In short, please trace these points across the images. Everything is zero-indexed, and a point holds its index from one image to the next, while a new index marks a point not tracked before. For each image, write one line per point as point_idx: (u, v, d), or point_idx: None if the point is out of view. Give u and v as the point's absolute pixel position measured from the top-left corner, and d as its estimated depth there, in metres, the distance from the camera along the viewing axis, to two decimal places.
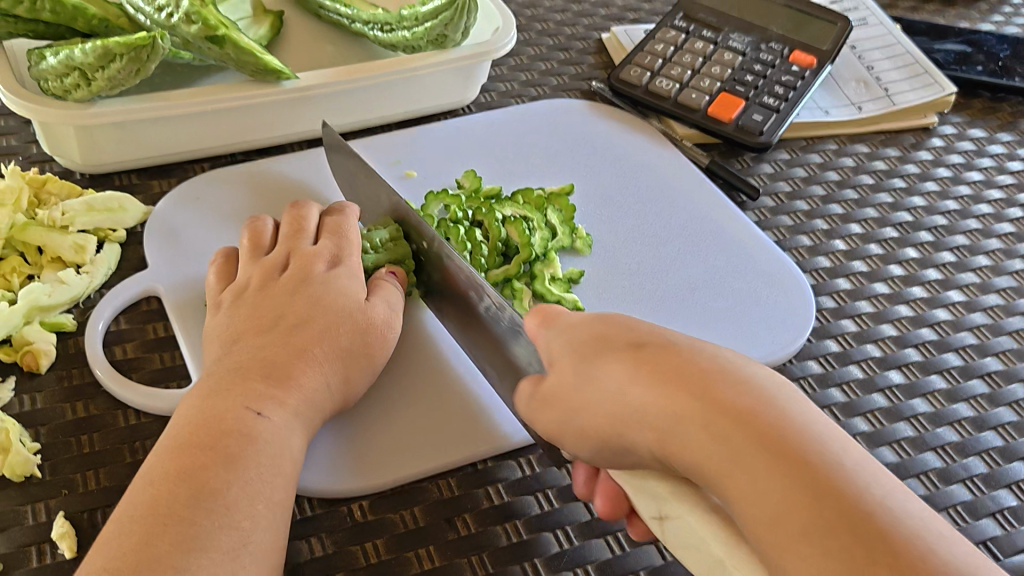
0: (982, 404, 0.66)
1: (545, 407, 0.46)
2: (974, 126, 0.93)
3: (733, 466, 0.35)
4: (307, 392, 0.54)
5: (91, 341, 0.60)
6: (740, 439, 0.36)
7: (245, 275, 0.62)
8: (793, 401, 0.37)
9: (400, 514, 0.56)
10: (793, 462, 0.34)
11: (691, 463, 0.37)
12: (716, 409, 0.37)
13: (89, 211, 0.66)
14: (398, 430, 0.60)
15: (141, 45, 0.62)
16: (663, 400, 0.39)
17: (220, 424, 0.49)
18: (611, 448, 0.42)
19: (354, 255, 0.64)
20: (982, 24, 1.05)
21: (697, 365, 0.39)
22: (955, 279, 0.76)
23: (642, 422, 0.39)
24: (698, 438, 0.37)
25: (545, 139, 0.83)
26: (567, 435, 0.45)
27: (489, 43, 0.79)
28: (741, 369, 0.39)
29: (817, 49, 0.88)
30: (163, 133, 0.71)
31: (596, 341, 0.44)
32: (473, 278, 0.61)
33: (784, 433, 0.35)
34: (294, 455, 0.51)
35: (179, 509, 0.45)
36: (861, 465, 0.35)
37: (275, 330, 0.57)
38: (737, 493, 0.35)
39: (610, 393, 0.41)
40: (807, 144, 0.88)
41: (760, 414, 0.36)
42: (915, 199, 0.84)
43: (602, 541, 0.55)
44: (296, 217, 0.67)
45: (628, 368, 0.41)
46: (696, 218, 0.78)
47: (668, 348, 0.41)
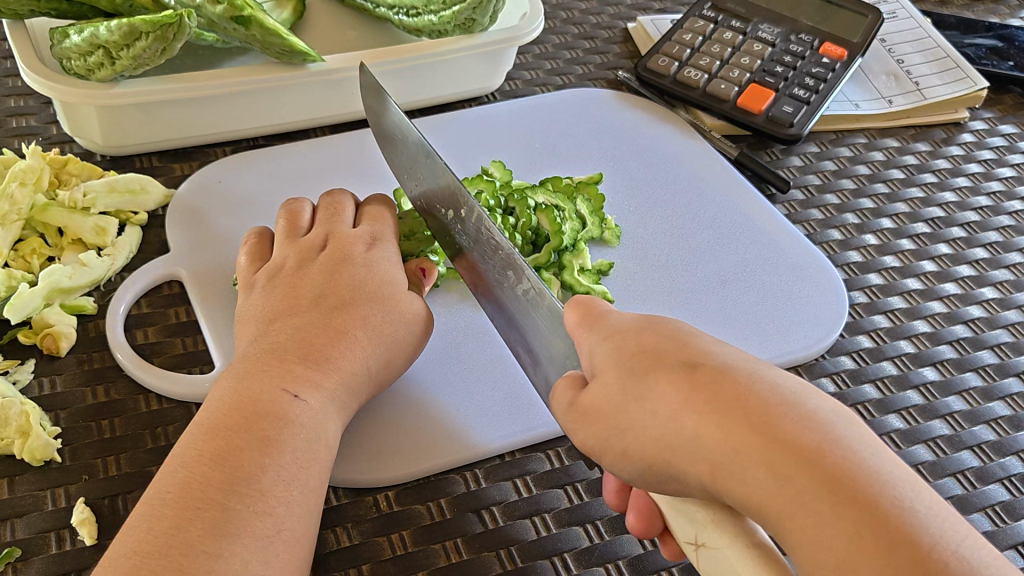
0: (1018, 403, 0.65)
1: (581, 421, 0.43)
2: (1005, 122, 0.92)
3: (798, 511, 0.34)
4: (344, 375, 0.53)
5: (113, 325, 0.59)
6: (806, 482, 0.34)
7: (281, 256, 0.61)
8: (855, 438, 0.36)
9: (426, 505, 0.54)
10: (862, 511, 0.33)
11: (752, 502, 0.36)
12: (782, 447, 0.35)
13: (110, 192, 0.64)
14: (427, 422, 0.59)
15: (167, 23, 0.60)
16: (724, 432, 0.36)
17: (256, 405, 0.49)
18: (655, 474, 0.40)
19: (391, 243, 0.63)
20: (1013, 19, 1.03)
21: (757, 395, 0.37)
22: (988, 276, 0.75)
23: (695, 455, 0.37)
24: (758, 477, 0.35)
25: (572, 128, 0.82)
26: (606, 453, 0.42)
27: (516, 29, 0.78)
28: (800, 402, 0.37)
29: (847, 42, 0.87)
30: (186, 115, 0.70)
31: (645, 356, 0.41)
32: (514, 261, 0.58)
33: (851, 477, 0.34)
34: (328, 440, 0.51)
35: (215, 493, 0.44)
36: (929, 514, 0.33)
37: (316, 309, 0.56)
38: (802, 541, 0.34)
39: (659, 419, 0.39)
40: (836, 137, 0.86)
41: (826, 456, 0.35)
42: (947, 195, 0.82)
43: (634, 537, 0.54)
44: (334, 204, 0.65)
45: (683, 391, 0.38)
46: (724, 210, 0.76)
47: (725, 371, 0.38)
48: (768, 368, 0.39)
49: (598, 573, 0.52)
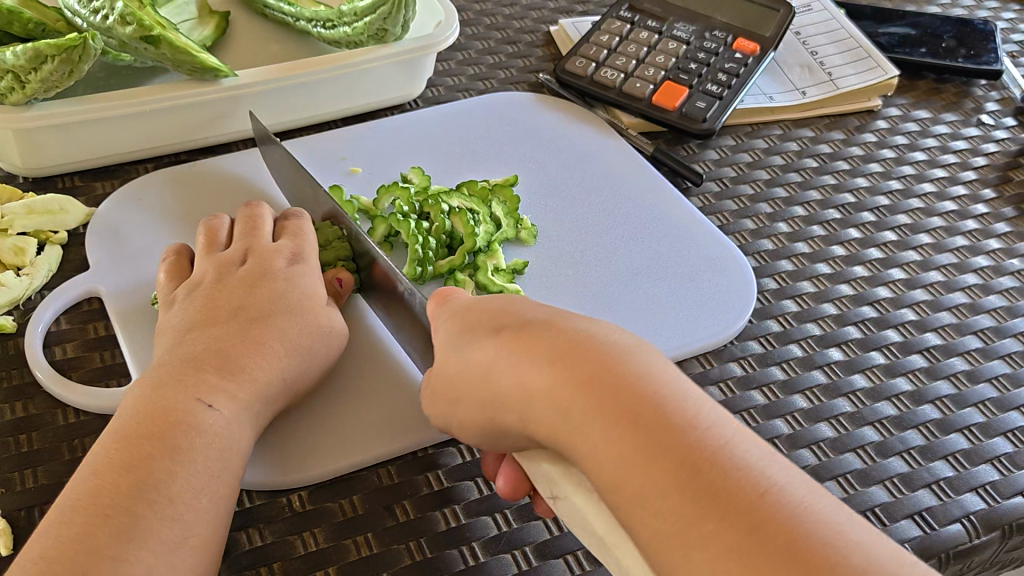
0: (920, 378, 0.67)
1: (438, 393, 0.51)
2: (919, 108, 0.94)
3: (584, 433, 0.41)
4: (260, 385, 0.55)
5: (31, 343, 0.60)
6: (599, 407, 0.41)
7: (200, 271, 0.63)
8: (639, 365, 0.43)
9: (339, 503, 0.56)
10: (632, 425, 0.40)
11: (551, 432, 0.43)
12: (572, 380, 0.42)
13: (28, 214, 0.66)
14: (348, 420, 0.60)
15: (72, 46, 0.62)
16: (530, 375, 0.44)
17: (169, 414, 0.50)
18: (491, 423, 0.47)
19: (312, 256, 0.65)
20: (929, 7, 1.06)
21: (559, 340, 0.44)
22: (896, 258, 0.77)
23: (513, 399, 0.45)
24: (562, 409, 0.42)
25: (491, 132, 0.84)
26: (460, 417, 0.50)
27: (430, 37, 0.80)
28: (596, 339, 0.44)
29: (759, 36, 0.89)
30: (105, 135, 0.71)
31: (481, 325, 0.49)
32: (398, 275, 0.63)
33: (627, 396, 0.41)
34: (241, 447, 0.52)
35: (123, 499, 0.46)
36: (694, 421, 0.40)
37: (233, 321, 0.58)
38: (591, 457, 0.41)
39: (490, 372, 0.46)
40: (753, 130, 0.89)
41: (607, 380, 0.42)
42: (859, 181, 0.85)
43: (540, 524, 0.56)
44: (253, 216, 0.67)
45: (503, 347, 0.46)
46: (640, 205, 0.78)
47: (538, 325, 0.46)
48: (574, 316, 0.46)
49: (504, 560, 0.54)
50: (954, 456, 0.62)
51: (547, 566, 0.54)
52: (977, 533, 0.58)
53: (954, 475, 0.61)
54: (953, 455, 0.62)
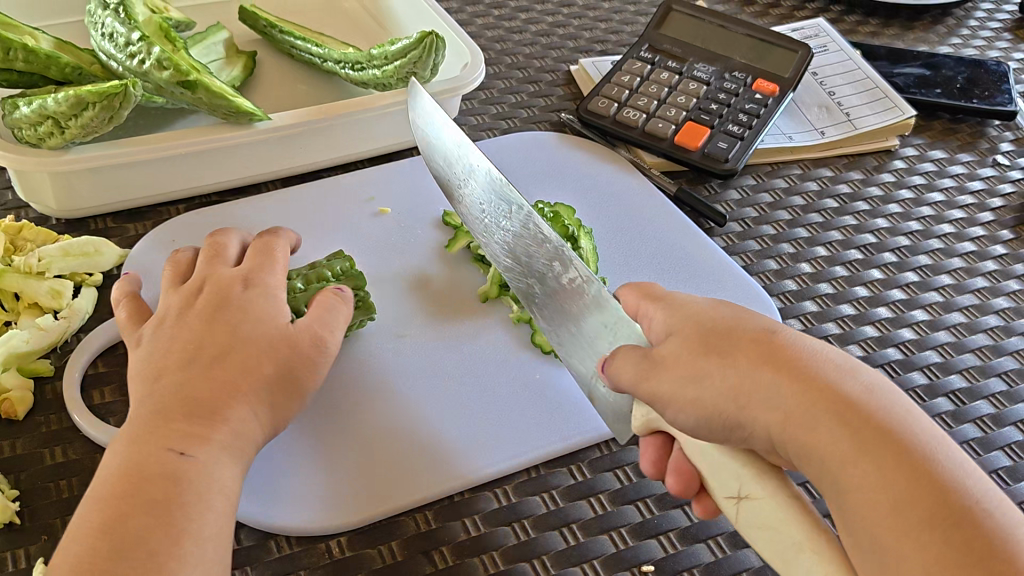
0: (947, 421, 0.68)
1: (652, 370, 0.48)
2: (935, 148, 0.95)
3: (860, 458, 0.41)
4: (237, 428, 0.53)
5: (69, 387, 0.61)
6: (868, 433, 0.42)
7: (165, 305, 0.61)
8: (906, 411, 0.44)
9: (377, 549, 0.56)
10: (914, 462, 0.41)
11: (815, 448, 0.42)
12: (849, 408, 0.43)
13: (65, 256, 0.66)
14: (477, 432, 0.63)
15: (114, 93, 0.63)
16: (803, 389, 0.44)
17: (139, 470, 0.49)
18: (720, 420, 0.45)
19: (273, 278, 0.63)
20: (941, 47, 1.08)
21: (827, 370, 0.45)
22: (919, 299, 0.78)
23: (772, 404, 0.44)
24: (827, 426, 0.42)
25: (516, 172, 0.84)
26: (671, 401, 0.47)
27: (458, 79, 0.81)
28: (863, 376, 0.45)
29: (779, 77, 0.90)
30: (138, 177, 0.72)
31: (722, 328, 0.48)
32: (561, 253, 0.62)
33: (904, 435, 0.42)
34: (224, 488, 0.51)
35: (107, 563, 0.46)
36: (958, 470, 0.42)
37: (194, 362, 0.55)
38: (857, 480, 0.41)
39: (738, 370, 0.45)
40: (773, 169, 0.90)
41: (883, 419, 0.43)
42: (879, 221, 0.86)
43: (579, 570, 0.56)
44: (219, 242, 0.65)
45: (763, 356, 0.45)
46: (664, 245, 0.79)
47: (799, 347, 0.46)
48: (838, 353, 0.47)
49: None
50: None
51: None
52: None
53: None
54: None
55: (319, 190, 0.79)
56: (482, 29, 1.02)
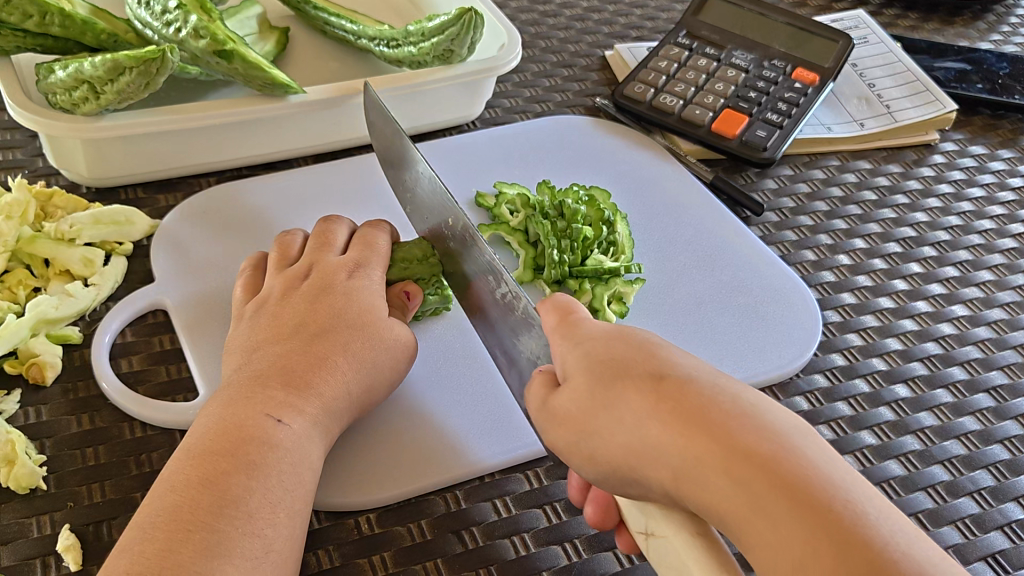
0: (988, 418, 0.66)
1: (553, 423, 0.46)
2: (976, 143, 0.94)
3: (755, 513, 0.37)
4: (327, 402, 0.55)
5: (98, 355, 0.60)
6: (762, 486, 0.37)
7: (269, 286, 0.63)
8: (808, 446, 0.39)
9: (407, 526, 0.55)
10: (813, 511, 0.36)
11: (710, 505, 0.38)
12: (738, 454, 0.38)
13: (95, 223, 0.66)
14: (438, 436, 0.60)
15: (151, 59, 0.62)
16: (687, 441, 0.39)
17: (240, 431, 0.50)
18: (621, 477, 0.43)
19: (377, 269, 0.64)
20: (981, 43, 1.06)
21: (719, 408, 0.40)
22: (958, 294, 0.77)
23: (660, 461, 0.40)
24: (717, 483, 0.38)
25: (550, 156, 0.83)
26: (575, 454, 0.45)
27: (494, 59, 0.79)
28: (761, 413, 0.40)
29: (819, 67, 0.89)
30: (169, 147, 0.71)
31: (613, 365, 0.44)
32: (502, 266, 0.59)
33: (802, 478, 0.37)
34: (312, 463, 0.52)
35: (204, 516, 0.46)
36: (875, 512, 0.36)
37: (296, 337, 0.57)
38: (757, 540, 0.37)
39: (627, 425, 0.42)
40: (811, 160, 0.88)
41: (782, 461, 0.38)
42: (918, 215, 0.84)
43: (610, 555, 0.55)
44: (326, 231, 0.67)
45: (650, 403, 0.41)
46: (701, 233, 0.78)
47: (690, 386, 0.41)
48: (739, 386, 0.42)
49: None
50: None
51: None
52: None
53: None
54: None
55: (352, 167, 0.78)
56: (516, 12, 1.00)
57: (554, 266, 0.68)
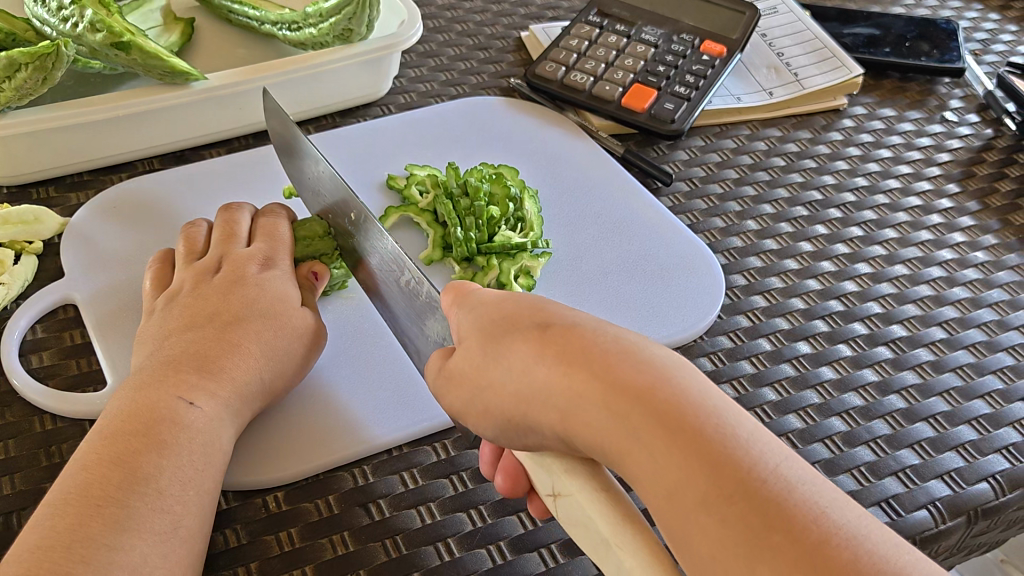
0: (886, 369, 0.69)
1: (452, 386, 0.47)
2: (884, 106, 0.96)
3: (634, 447, 0.37)
4: (239, 384, 0.56)
5: (8, 350, 0.61)
6: (640, 418, 0.37)
7: (178, 280, 0.64)
8: (690, 378, 0.39)
9: (315, 502, 0.57)
10: (690, 440, 0.36)
11: (593, 442, 0.39)
12: (616, 388, 0.38)
13: (4, 224, 0.66)
14: (356, 413, 0.62)
15: (44, 54, 0.63)
16: (568, 379, 0.40)
17: (153, 412, 0.52)
18: (514, 426, 0.44)
19: (284, 260, 0.66)
20: (893, 8, 1.08)
21: (602, 345, 0.40)
22: (863, 253, 0.79)
23: (547, 404, 0.41)
24: (599, 418, 0.38)
25: (462, 136, 0.84)
26: (473, 413, 0.46)
27: (395, 35, 0.81)
28: (642, 349, 0.40)
29: (726, 39, 0.91)
30: (76, 142, 0.72)
31: (503, 321, 0.45)
32: (402, 261, 0.61)
33: (680, 409, 0.37)
34: (223, 444, 0.54)
35: (115, 491, 0.47)
36: (757, 442, 0.36)
37: (208, 326, 0.59)
38: (641, 475, 0.37)
39: (515, 375, 0.42)
40: (721, 130, 0.90)
41: (658, 391, 0.38)
42: (826, 178, 0.86)
43: (514, 519, 0.57)
44: (229, 222, 0.68)
45: (533, 347, 0.42)
46: (610, 206, 0.80)
47: (573, 327, 0.42)
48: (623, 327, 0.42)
49: (479, 554, 0.55)
50: (919, 443, 0.64)
51: (521, 560, 0.55)
52: (942, 518, 0.60)
53: (919, 462, 0.63)
54: (919, 444, 0.64)
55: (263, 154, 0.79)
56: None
57: (461, 245, 0.71)
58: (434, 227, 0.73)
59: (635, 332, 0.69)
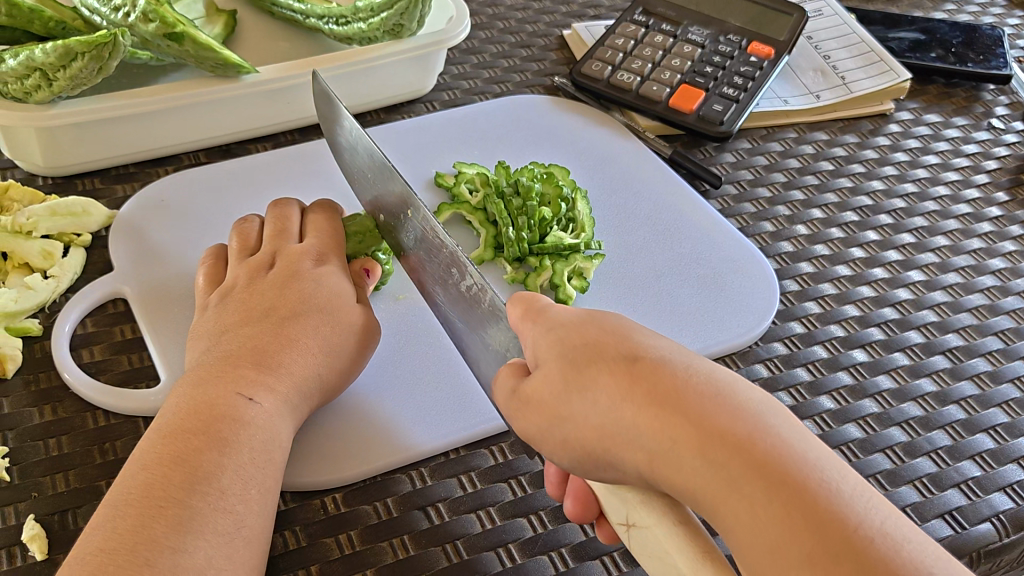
0: (944, 379, 0.68)
1: (524, 407, 0.45)
2: (930, 112, 0.95)
3: (730, 497, 0.36)
4: (297, 379, 0.55)
5: (58, 344, 0.60)
6: (738, 469, 0.36)
7: (232, 275, 0.63)
8: (786, 425, 0.38)
9: (373, 505, 0.56)
10: (792, 494, 0.35)
11: (687, 489, 0.38)
12: (713, 435, 0.37)
13: (52, 215, 0.65)
14: (411, 414, 0.61)
15: (102, 43, 0.62)
16: (660, 423, 0.39)
17: (213, 408, 0.51)
18: (593, 461, 0.42)
19: (338, 255, 0.65)
20: (936, 13, 1.07)
21: (697, 389, 0.39)
22: (915, 260, 0.78)
23: (634, 444, 0.40)
24: (692, 465, 0.37)
25: (509, 135, 0.83)
26: (547, 440, 0.44)
27: (443, 32, 0.80)
28: (738, 393, 0.39)
29: (774, 40, 0.90)
30: (123, 133, 0.71)
31: (586, 349, 0.43)
32: (456, 259, 0.59)
33: (780, 462, 0.36)
34: (282, 440, 0.52)
35: (176, 492, 0.46)
36: (858, 495, 0.36)
37: (265, 321, 0.58)
38: (735, 525, 0.36)
39: (601, 409, 0.41)
40: (768, 133, 0.89)
41: (758, 441, 0.37)
42: (875, 184, 0.85)
43: (575, 525, 0.56)
44: (280, 217, 0.67)
45: (621, 385, 0.41)
46: (660, 207, 0.79)
47: (664, 366, 0.41)
48: (713, 367, 0.41)
49: (541, 561, 0.54)
50: (981, 455, 0.63)
51: (585, 567, 0.54)
52: (1006, 532, 0.58)
53: (981, 475, 0.62)
54: (979, 455, 0.63)
55: (309, 149, 0.78)
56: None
57: (513, 245, 0.70)
58: (485, 227, 0.72)
59: (689, 337, 0.68)
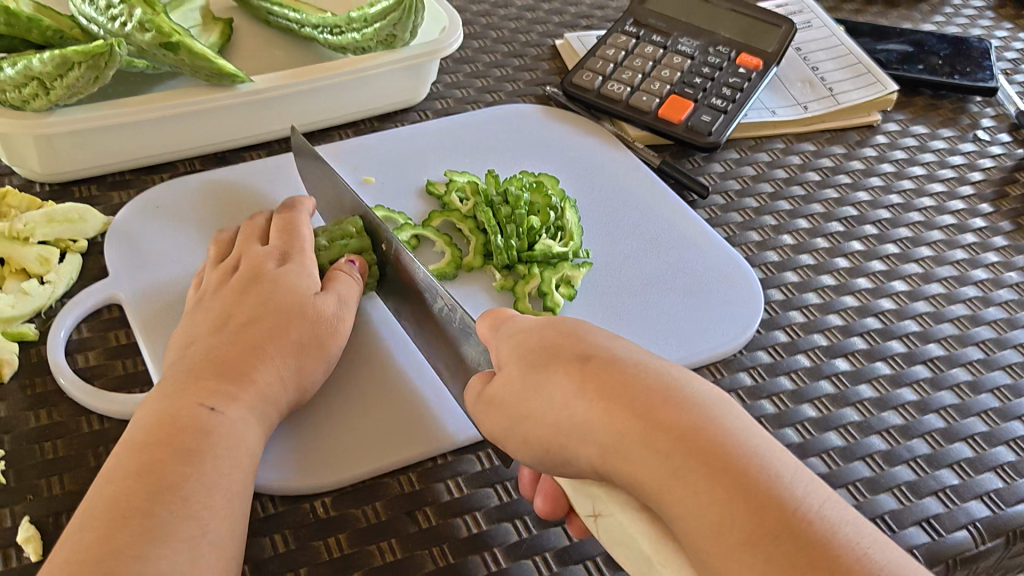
0: (924, 388, 0.69)
1: (489, 412, 0.48)
2: (917, 123, 0.96)
3: (672, 482, 0.38)
4: (261, 387, 0.56)
5: (53, 349, 0.61)
6: (682, 458, 0.38)
7: (205, 285, 0.64)
8: (733, 418, 0.40)
9: (361, 509, 0.57)
10: (734, 478, 0.37)
11: (634, 478, 0.40)
12: (659, 427, 0.40)
13: (49, 222, 0.66)
14: (384, 417, 0.62)
15: (99, 53, 0.63)
16: (610, 416, 0.41)
17: (174, 420, 0.52)
18: (551, 457, 0.44)
19: (306, 257, 0.66)
20: (924, 25, 1.09)
21: (645, 385, 0.42)
22: (899, 270, 0.79)
23: (588, 437, 0.42)
24: (641, 455, 0.40)
25: (499, 144, 0.84)
26: (510, 439, 0.47)
27: (437, 42, 0.81)
28: (684, 388, 0.42)
29: (762, 52, 0.91)
30: (120, 140, 0.72)
31: (546, 351, 0.46)
32: (426, 283, 0.63)
33: (722, 449, 0.38)
34: (251, 446, 0.53)
35: (140, 503, 0.47)
36: (795, 480, 0.38)
37: (225, 330, 0.59)
38: (677, 510, 0.38)
39: (558, 405, 0.43)
40: (756, 143, 0.91)
41: (702, 432, 0.39)
42: (861, 194, 0.87)
43: (559, 530, 0.57)
44: (253, 225, 0.68)
45: (575, 381, 0.43)
46: (648, 217, 0.80)
47: (616, 364, 0.43)
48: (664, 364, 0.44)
49: (525, 565, 0.55)
50: (959, 464, 0.64)
51: (568, 571, 0.55)
52: (982, 539, 0.59)
53: (959, 483, 0.63)
54: (957, 464, 0.64)
55: None
56: (467, 4, 1.02)
57: (502, 253, 0.71)
58: (474, 235, 0.74)
59: (675, 346, 0.69)
